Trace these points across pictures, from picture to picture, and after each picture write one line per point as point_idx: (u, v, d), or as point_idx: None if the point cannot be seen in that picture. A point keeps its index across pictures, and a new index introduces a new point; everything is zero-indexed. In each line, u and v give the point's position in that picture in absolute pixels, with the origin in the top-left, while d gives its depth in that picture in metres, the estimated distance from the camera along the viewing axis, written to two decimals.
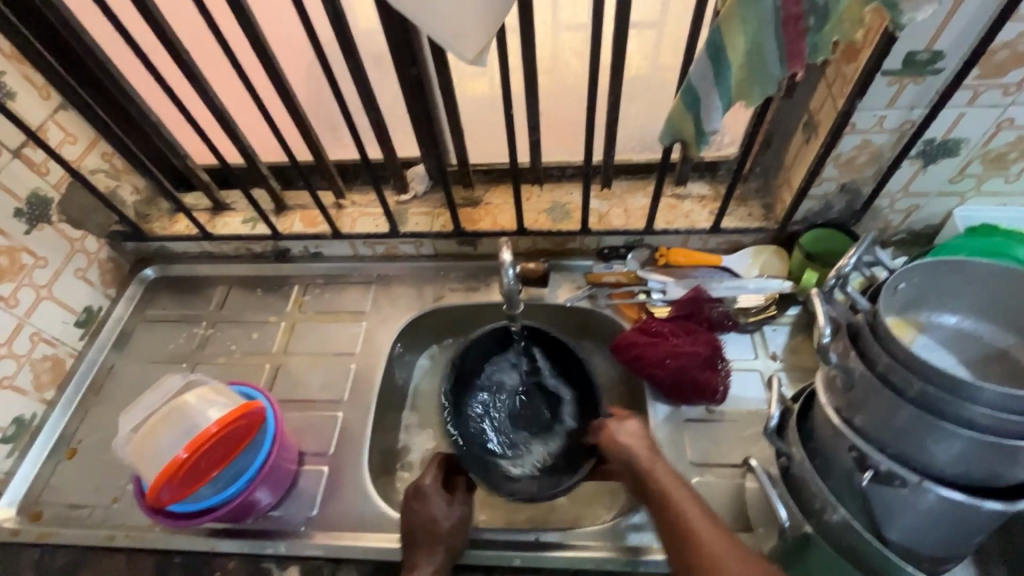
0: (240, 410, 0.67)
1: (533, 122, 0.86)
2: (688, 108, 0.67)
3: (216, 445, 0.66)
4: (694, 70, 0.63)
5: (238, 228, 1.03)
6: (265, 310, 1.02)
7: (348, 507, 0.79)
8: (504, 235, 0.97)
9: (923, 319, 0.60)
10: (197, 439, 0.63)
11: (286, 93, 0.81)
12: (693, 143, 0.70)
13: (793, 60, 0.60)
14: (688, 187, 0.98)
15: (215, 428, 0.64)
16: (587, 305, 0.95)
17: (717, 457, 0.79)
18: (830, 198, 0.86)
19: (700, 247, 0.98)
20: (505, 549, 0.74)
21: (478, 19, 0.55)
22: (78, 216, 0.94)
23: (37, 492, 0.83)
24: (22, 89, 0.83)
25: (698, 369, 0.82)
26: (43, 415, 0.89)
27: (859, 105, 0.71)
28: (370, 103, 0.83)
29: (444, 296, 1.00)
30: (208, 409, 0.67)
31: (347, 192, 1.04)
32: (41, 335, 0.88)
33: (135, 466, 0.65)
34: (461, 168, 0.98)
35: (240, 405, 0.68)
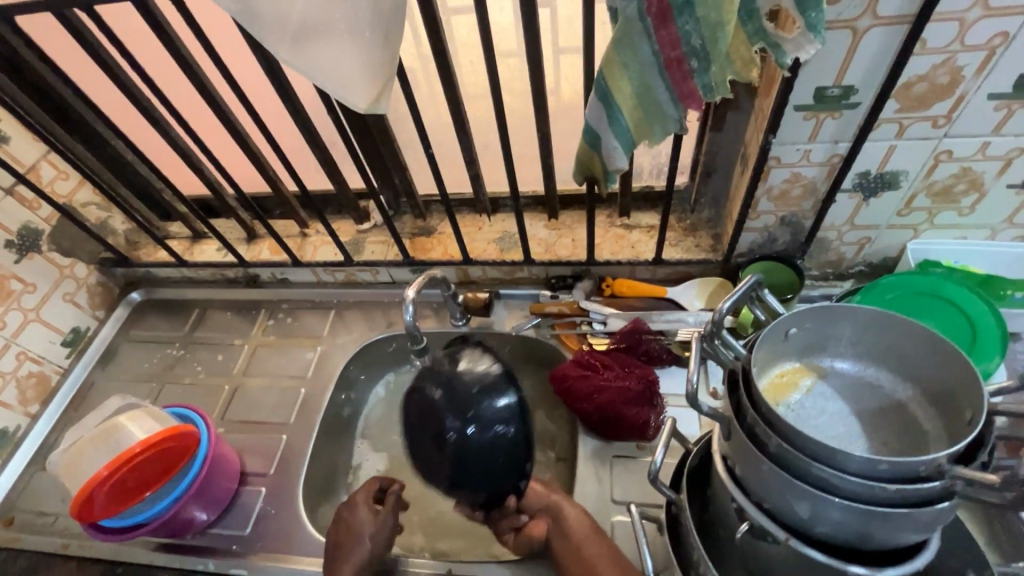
0: (164, 433, 0.71)
1: (470, 156, 0.88)
2: (592, 146, 0.67)
3: (142, 464, 0.71)
4: (588, 112, 0.64)
5: (212, 255, 1.10)
6: (232, 333, 1.08)
7: (279, 530, 0.83)
8: (452, 264, 1.00)
9: (824, 364, 0.58)
10: (120, 458, 0.68)
11: (240, 135, 0.87)
12: (603, 180, 0.70)
13: (688, 100, 0.60)
14: (637, 217, 0.98)
15: (140, 448, 0.69)
16: (531, 334, 0.96)
17: (642, 497, 0.78)
18: (771, 230, 0.84)
19: (648, 278, 0.96)
20: None
21: (365, 74, 0.59)
22: (69, 246, 1.03)
23: (14, 498, 0.92)
24: (15, 133, 0.93)
25: (625, 405, 0.81)
26: (27, 427, 0.97)
27: (776, 139, 0.69)
28: (312, 141, 0.88)
29: (397, 322, 1.03)
30: (137, 430, 0.72)
31: (312, 221, 1.10)
32: (27, 353, 0.97)
33: (71, 481, 0.70)
34: (413, 200, 1.02)
35: (169, 429, 0.72)
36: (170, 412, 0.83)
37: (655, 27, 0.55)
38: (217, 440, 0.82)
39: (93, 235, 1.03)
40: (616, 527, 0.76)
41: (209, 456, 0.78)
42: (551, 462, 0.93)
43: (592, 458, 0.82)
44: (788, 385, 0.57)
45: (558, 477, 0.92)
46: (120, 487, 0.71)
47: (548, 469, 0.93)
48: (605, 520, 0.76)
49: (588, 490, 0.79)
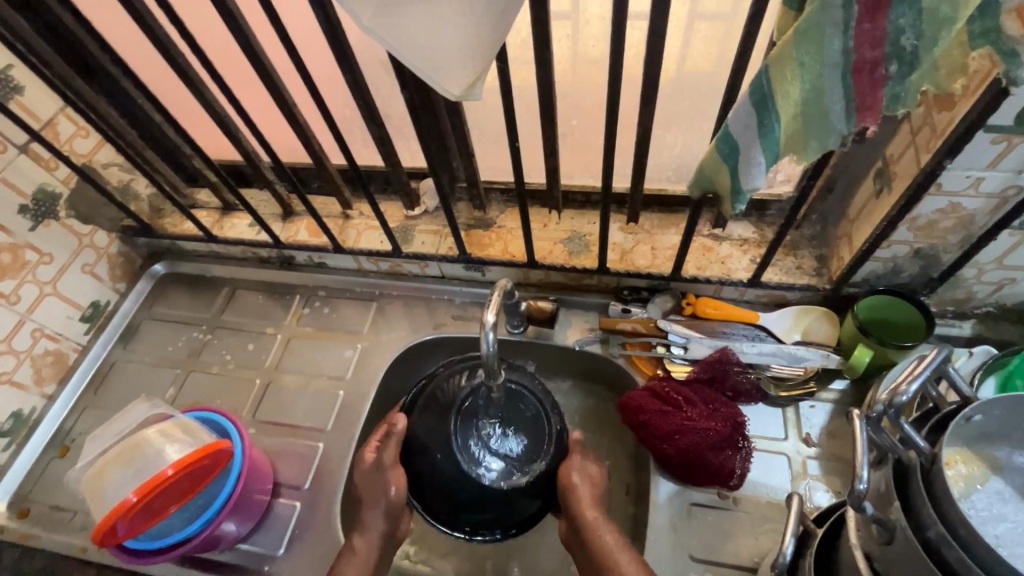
0: (196, 452, 0.63)
1: (551, 147, 0.76)
2: (725, 159, 0.54)
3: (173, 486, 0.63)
4: (733, 116, 0.51)
5: (245, 232, 0.99)
6: (263, 319, 0.98)
7: (316, 551, 0.76)
8: (513, 265, 0.88)
9: (1001, 456, 0.47)
10: (149, 483, 0.60)
11: (286, 103, 0.75)
12: (727, 199, 0.58)
13: (866, 112, 0.47)
14: (729, 228, 0.85)
15: (172, 471, 0.61)
16: (597, 351, 0.86)
17: (724, 555, 0.69)
18: (899, 262, 0.72)
19: (735, 298, 0.85)
20: None
21: (461, 50, 0.47)
22: (88, 212, 0.93)
23: (29, 488, 0.86)
24: (30, 82, 0.81)
25: (712, 450, 0.71)
26: (42, 409, 0.90)
27: (948, 164, 0.57)
28: (369, 117, 0.76)
29: (445, 324, 0.93)
30: (167, 446, 0.64)
31: (355, 202, 0.98)
32: (43, 331, 0.89)
33: (90, 504, 0.63)
34: (473, 188, 0.90)
35: (201, 447, 0.64)
36: (199, 417, 0.75)
37: (859, 19, 0.42)
38: (250, 450, 0.74)
39: (114, 201, 0.93)
40: None
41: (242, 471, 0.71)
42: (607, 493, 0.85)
43: (667, 503, 0.73)
44: (957, 479, 0.46)
45: (616, 512, 0.83)
46: (147, 512, 0.64)
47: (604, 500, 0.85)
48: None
49: (662, 542, 0.71)
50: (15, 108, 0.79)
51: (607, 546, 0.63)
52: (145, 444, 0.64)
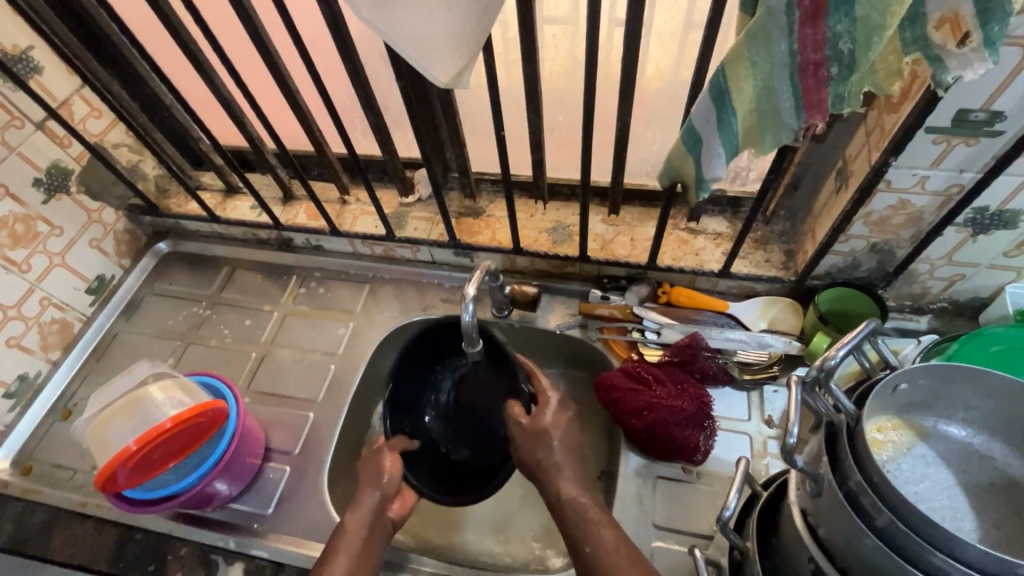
0: (192, 409, 0.69)
1: (537, 139, 0.81)
2: (689, 150, 0.60)
3: (170, 440, 0.69)
4: (695, 111, 0.56)
5: (246, 214, 1.04)
6: (260, 297, 1.03)
7: (303, 512, 0.80)
8: (500, 251, 0.93)
9: (927, 424, 0.52)
10: (149, 434, 0.66)
11: (290, 90, 0.80)
12: (692, 188, 0.63)
13: (813, 110, 0.52)
14: (703, 222, 0.90)
15: (170, 424, 0.67)
16: (576, 334, 0.91)
17: (686, 524, 0.74)
18: (858, 256, 0.77)
19: (708, 288, 0.90)
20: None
21: (448, 39, 0.52)
22: (98, 189, 0.98)
23: (33, 448, 0.90)
24: (49, 64, 0.86)
25: (676, 426, 0.76)
26: (47, 374, 0.94)
27: (895, 162, 0.62)
28: (367, 106, 0.81)
29: (433, 306, 0.98)
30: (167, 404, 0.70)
31: (353, 188, 1.03)
32: (51, 299, 0.93)
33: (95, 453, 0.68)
34: (464, 178, 0.94)
35: (198, 405, 0.70)
36: (199, 380, 0.80)
37: (801, 24, 0.47)
38: (245, 415, 0.79)
39: (123, 180, 0.97)
40: (655, 553, 0.72)
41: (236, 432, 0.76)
42: None
43: (635, 476, 0.78)
44: (885, 443, 0.52)
45: None
46: (146, 463, 0.68)
47: None
48: (644, 545, 0.73)
49: (628, 512, 0.75)
50: (35, 88, 0.85)
51: (583, 503, 0.65)
52: (148, 402, 0.70)
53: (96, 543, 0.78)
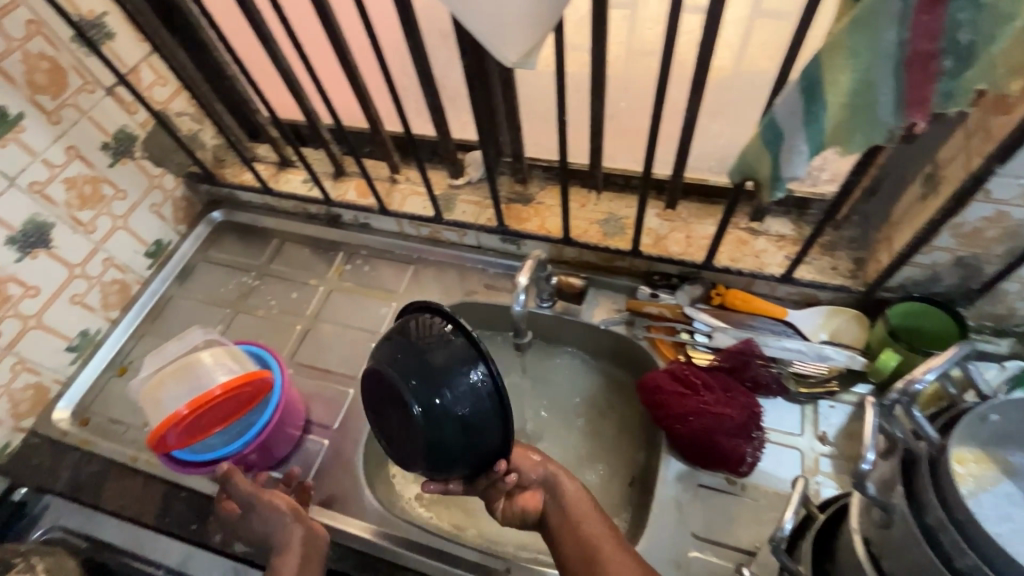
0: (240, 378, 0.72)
1: (597, 126, 0.77)
2: (767, 146, 0.55)
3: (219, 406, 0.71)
4: (779, 104, 0.52)
5: (297, 187, 1.05)
6: (307, 271, 1.04)
7: (339, 488, 0.81)
8: (548, 240, 0.91)
9: (1014, 461, 0.48)
10: (199, 399, 0.69)
11: (348, 64, 0.79)
12: (766, 187, 0.59)
13: (916, 107, 0.48)
14: (766, 223, 0.86)
15: (219, 391, 0.70)
16: (621, 330, 0.88)
17: (727, 536, 0.71)
18: (939, 269, 0.71)
19: (765, 293, 0.85)
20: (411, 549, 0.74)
21: (522, 17, 0.50)
22: (159, 156, 1.00)
23: (90, 401, 0.94)
24: (120, 30, 0.88)
25: (723, 435, 0.73)
26: (106, 331, 0.98)
27: (999, 168, 0.56)
28: (425, 84, 0.79)
29: (477, 292, 0.97)
30: (217, 370, 0.73)
31: (403, 167, 1.02)
32: (112, 261, 0.97)
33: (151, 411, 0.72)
34: (516, 162, 0.92)
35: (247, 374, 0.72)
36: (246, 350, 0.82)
37: (917, 11, 0.43)
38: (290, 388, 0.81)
39: (183, 147, 1.00)
40: (691, 563, 0.70)
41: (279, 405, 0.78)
42: (615, 467, 0.88)
43: (675, 482, 0.76)
44: (967, 476, 0.47)
45: (622, 488, 0.86)
46: (196, 425, 0.71)
47: (611, 470, 0.88)
48: (681, 553, 0.71)
49: (666, 517, 0.73)
50: (106, 53, 0.87)
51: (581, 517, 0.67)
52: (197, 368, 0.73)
53: (145, 496, 0.82)
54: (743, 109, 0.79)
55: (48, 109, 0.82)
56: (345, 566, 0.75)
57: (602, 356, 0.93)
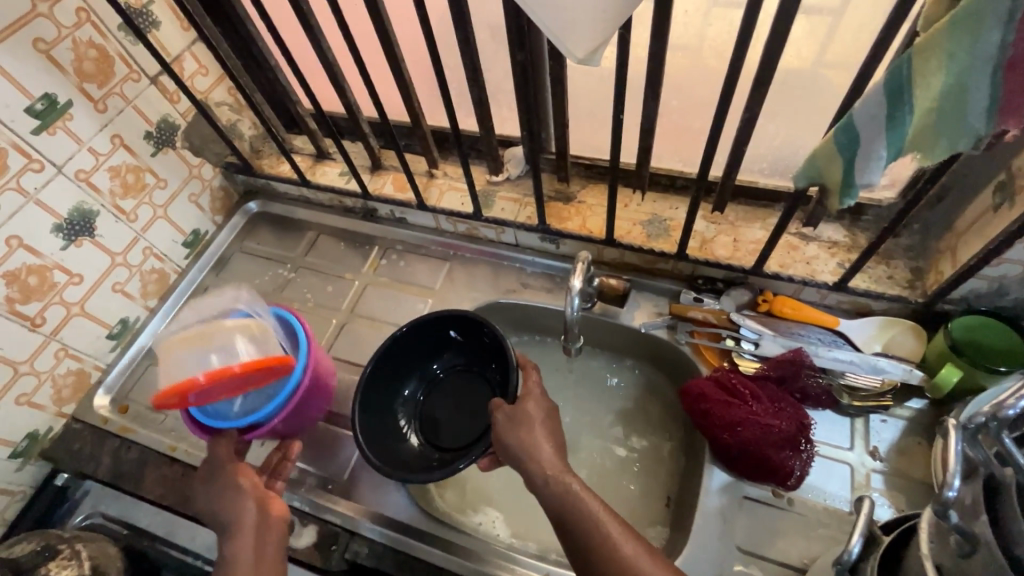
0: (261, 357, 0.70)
1: (648, 125, 0.75)
2: (841, 150, 0.53)
3: (237, 381, 0.70)
4: (860, 106, 0.50)
5: (334, 180, 1.04)
6: (343, 265, 1.04)
7: (375, 484, 0.81)
8: (589, 240, 0.89)
9: None
10: (219, 371, 0.68)
11: (395, 56, 0.78)
12: (835, 194, 0.57)
13: (1010, 114, 0.44)
14: (818, 229, 0.83)
15: (238, 368, 0.68)
16: (663, 335, 0.86)
17: (772, 552, 0.69)
18: (1007, 282, 0.68)
19: (815, 301, 0.83)
20: (417, 539, 0.75)
21: (595, 14, 0.48)
22: (199, 145, 1.00)
23: (129, 389, 0.95)
24: (165, 18, 0.88)
25: (771, 447, 0.71)
26: (144, 320, 0.99)
27: None
28: (473, 78, 0.77)
29: (514, 290, 0.95)
30: (242, 344, 0.71)
31: (441, 162, 1.01)
32: (152, 250, 0.97)
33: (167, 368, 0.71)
34: (558, 160, 0.90)
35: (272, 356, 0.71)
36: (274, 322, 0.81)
37: None
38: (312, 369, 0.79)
39: (223, 137, 0.99)
40: None
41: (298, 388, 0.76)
42: (652, 473, 0.86)
43: (719, 493, 0.74)
44: None
45: (660, 496, 0.84)
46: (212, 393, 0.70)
47: (648, 476, 0.86)
48: (724, 567, 0.69)
49: (709, 530, 0.71)
50: (153, 42, 0.86)
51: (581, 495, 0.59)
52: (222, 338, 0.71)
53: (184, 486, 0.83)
54: (801, 109, 0.76)
55: (95, 97, 0.82)
56: (383, 564, 0.74)
57: (640, 359, 0.92)
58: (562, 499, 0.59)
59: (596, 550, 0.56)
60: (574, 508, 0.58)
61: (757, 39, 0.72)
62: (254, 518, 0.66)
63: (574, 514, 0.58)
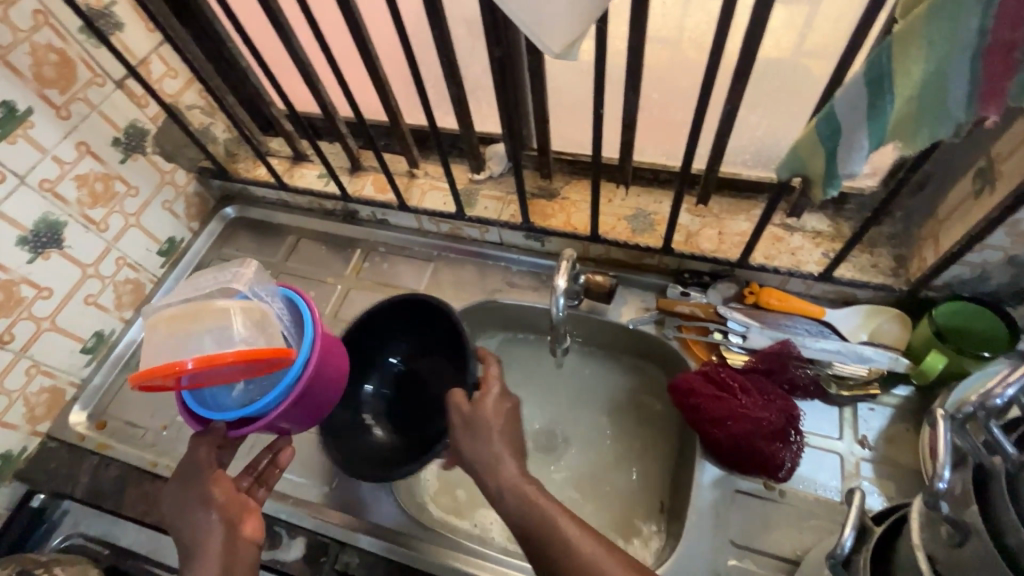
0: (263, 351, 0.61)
1: (630, 119, 0.74)
2: (823, 141, 0.53)
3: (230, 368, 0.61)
4: (840, 96, 0.49)
5: (312, 182, 1.02)
6: (325, 269, 1.01)
7: (364, 492, 0.79)
8: (574, 237, 0.88)
9: None
10: (210, 357, 0.59)
11: (368, 54, 0.76)
12: (819, 184, 0.56)
13: (990, 101, 0.44)
14: (802, 219, 0.83)
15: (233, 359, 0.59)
16: (652, 331, 0.85)
17: (765, 545, 0.69)
18: (989, 268, 0.68)
19: (801, 291, 0.83)
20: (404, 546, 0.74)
21: (571, 7, 0.47)
22: (171, 150, 0.97)
23: (107, 403, 0.92)
24: (129, 20, 0.85)
25: (762, 440, 0.71)
26: (120, 332, 0.96)
27: None
28: (450, 75, 0.75)
29: (500, 290, 0.94)
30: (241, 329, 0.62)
31: (422, 161, 0.99)
32: (125, 260, 0.94)
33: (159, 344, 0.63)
34: (539, 156, 0.89)
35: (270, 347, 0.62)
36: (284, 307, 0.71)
37: None
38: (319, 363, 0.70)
39: (195, 141, 0.96)
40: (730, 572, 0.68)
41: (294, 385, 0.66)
42: (644, 469, 0.86)
43: (711, 488, 0.73)
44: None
45: (653, 492, 0.83)
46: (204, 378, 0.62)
47: (640, 472, 0.86)
48: (718, 561, 0.69)
49: (703, 525, 0.71)
50: (116, 44, 0.83)
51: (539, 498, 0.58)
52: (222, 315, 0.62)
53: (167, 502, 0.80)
54: (782, 99, 0.76)
55: (57, 103, 0.79)
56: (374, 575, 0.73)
57: (629, 355, 0.92)
58: (523, 508, 0.58)
59: (559, 558, 0.54)
60: (535, 516, 0.57)
61: (736, 29, 0.71)
62: (224, 530, 0.62)
63: (539, 522, 0.56)
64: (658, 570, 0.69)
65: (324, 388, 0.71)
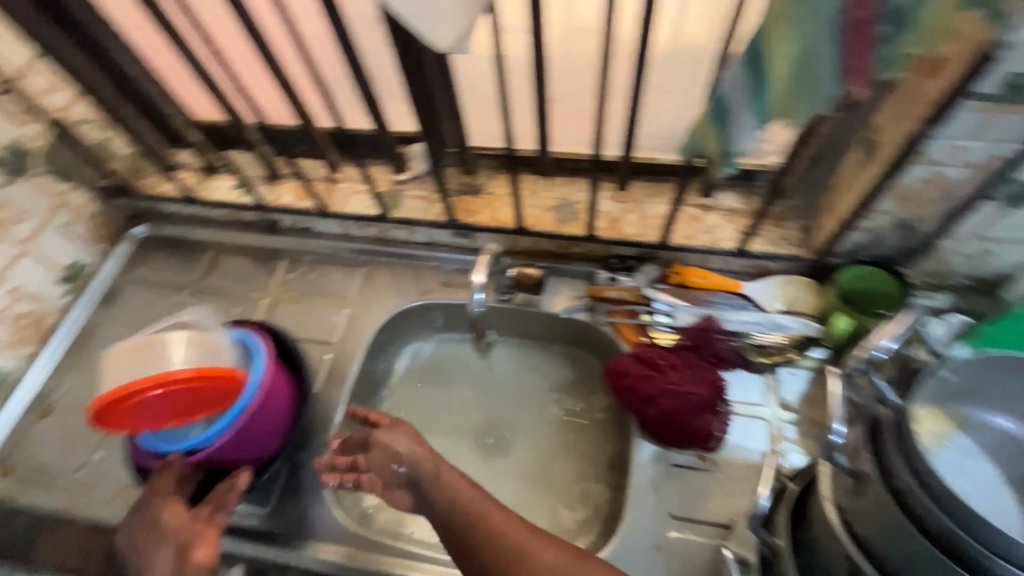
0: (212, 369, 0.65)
1: (542, 110, 0.75)
2: (715, 122, 0.55)
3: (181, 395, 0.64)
4: (726, 79, 0.52)
5: (227, 194, 0.97)
6: (248, 283, 0.97)
7: (303, 510, 0.76)
8: (501, 231, 0.88)
9: (965, 413, 0.49)
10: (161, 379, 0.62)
11: (268, 57, 0.72)
12: (717, 164, 0.58)
13: (855, 75, 0.46)
14: (716, 198, 0.86)
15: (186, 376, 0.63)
16: (585, 319, 0.86)
17: (703, 514, 0.72)
18: (882, 232, 0.73)
19: (721, 268, 0.86)
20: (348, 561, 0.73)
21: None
22: (65, 169, 0.90)
23: (12, 448, 0.85)
24: None
25: (691, 413, 0.73)
26: (22, 370, 0.88)
27: (934, 132, 0.58)
28: (357, 75, 0.73)
29: (432, 291, 0.93)
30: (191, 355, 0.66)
31: (342, 165, 0.97)
32: (21, 291, 0.87)
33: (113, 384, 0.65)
34: (460, 153, 0.88)
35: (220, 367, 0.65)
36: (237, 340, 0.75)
37: None
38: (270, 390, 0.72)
39: None
40: (672, 545, 0.70)
41: (246, 410, 0.69)
42: (587, 454, 0.87)
43: (649, 464, 0.75)
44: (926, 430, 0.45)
45: (597, 476, 0.85)
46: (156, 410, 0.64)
47: (584, 457, 0.87)
48: (660, 535, 0.71)
49: (643, 502, 0.73)
50: None
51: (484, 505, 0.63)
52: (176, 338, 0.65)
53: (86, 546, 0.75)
54: None
55: None
56: None
57: (565, 344, 0.93)
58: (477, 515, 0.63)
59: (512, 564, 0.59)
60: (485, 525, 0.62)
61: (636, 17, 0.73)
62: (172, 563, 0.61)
63: (461, 526, 0.62)
64: (603, 551, 0.70)
65: (275, 411, 0.73)
